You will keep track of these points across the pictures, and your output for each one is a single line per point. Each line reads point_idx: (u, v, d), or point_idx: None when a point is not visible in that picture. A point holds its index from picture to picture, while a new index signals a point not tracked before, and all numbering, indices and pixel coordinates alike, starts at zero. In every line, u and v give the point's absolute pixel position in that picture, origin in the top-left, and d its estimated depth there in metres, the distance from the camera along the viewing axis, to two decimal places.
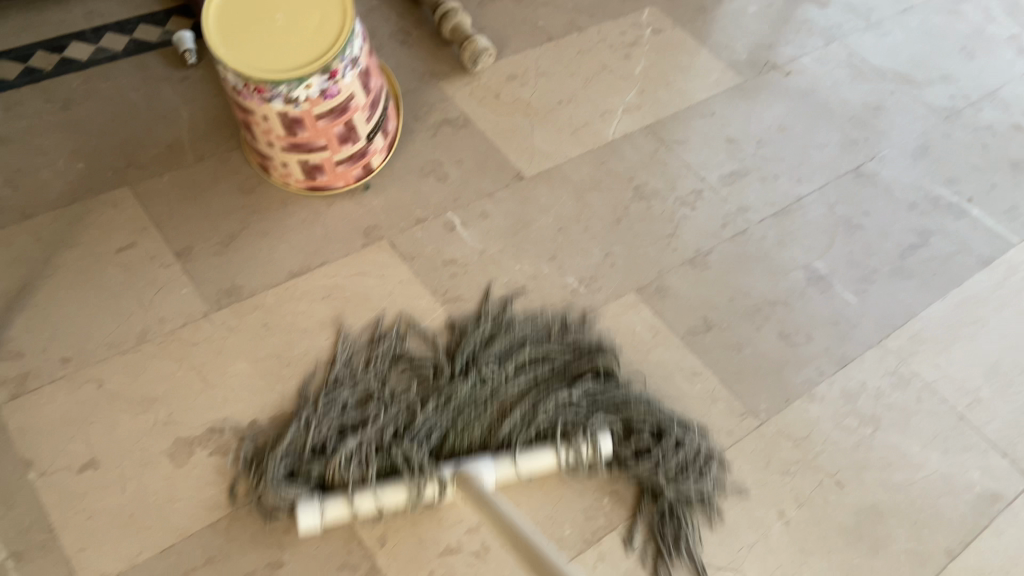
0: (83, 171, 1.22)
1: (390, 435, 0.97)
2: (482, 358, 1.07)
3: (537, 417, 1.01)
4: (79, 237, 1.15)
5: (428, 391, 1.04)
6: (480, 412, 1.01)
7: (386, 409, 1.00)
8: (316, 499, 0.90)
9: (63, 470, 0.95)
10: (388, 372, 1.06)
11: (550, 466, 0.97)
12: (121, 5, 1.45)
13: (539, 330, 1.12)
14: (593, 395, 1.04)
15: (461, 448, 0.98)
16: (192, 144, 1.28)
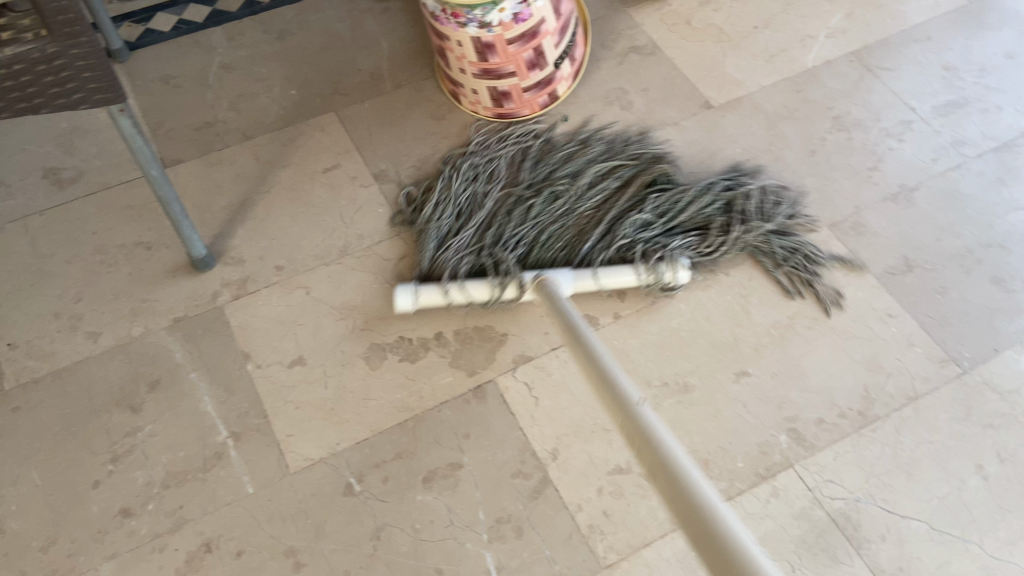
0: (296, 97, 1.33)
1: (486, 243, 1.11)
2: (559, 174, 1.17)
3: (616, 233, 1.10)
4: (290, 158, 1.25)
5: (517, 198, 1.16)
6: (562, 227, 1.12)
7: (481, 216, 1.14)
8: (418, 293, 1.05)
9: (275, 365, 1.05)
10: (476, 177, 1.19)
11: (630, 283, 1.06)
12: None
13: (608, 148, 1.20)
14: (664, 206, 1.13)
15: (547, 258, 1.10)
16: (391, 73, 1.34)
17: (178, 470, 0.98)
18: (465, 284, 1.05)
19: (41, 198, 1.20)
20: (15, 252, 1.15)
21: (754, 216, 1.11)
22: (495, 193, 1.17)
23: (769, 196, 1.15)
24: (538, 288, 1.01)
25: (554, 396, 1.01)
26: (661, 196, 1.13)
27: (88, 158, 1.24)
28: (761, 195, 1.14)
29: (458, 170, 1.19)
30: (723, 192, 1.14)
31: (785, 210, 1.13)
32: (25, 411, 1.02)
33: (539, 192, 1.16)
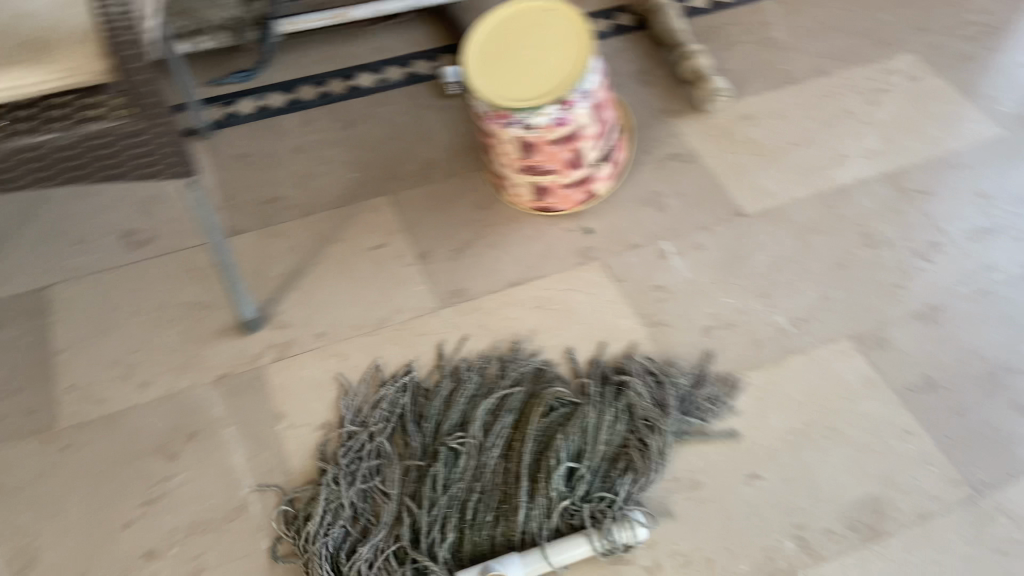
0: (355, 179, 1.44)
1: (402, 544, 1.00)
2: (447, 427, 1.09)
3: (544, 491, 1.02)
4: (342, 235, 1.35)
5: (415, 477, 1.06)
6: (485, 497, 1.03)
7: (386, 515, 1.02)
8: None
9: (305, 426, 1.11)
10: (357, 460, 1.07)
11: (586, 552, 0.98)
12: (402, 42, 1.68)
13: (484, 381, 1.14)
14: (573, 439, 1.06)
15: (483, 539, 1.00)
16: (444, 162, 1.45)
17: (203, 519, 1.03)
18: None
19: (116, 255, 1.31)
20: (85, 301, 1.25)
21: (661, 413, 1.07)
22: (391, 467, 1.06)
23: (664, 400, 1.09)
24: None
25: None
26: (567, 437, 1.06)
27: (162, 223, 1.36)
28: (657, 383, 1.11)
29: (354, 437, 1.09)
30: (621, 402, 1.09)
31: (686, 381, 1.11)
32: (71, 450, 1.09)
33: (435, 456, 1.07)
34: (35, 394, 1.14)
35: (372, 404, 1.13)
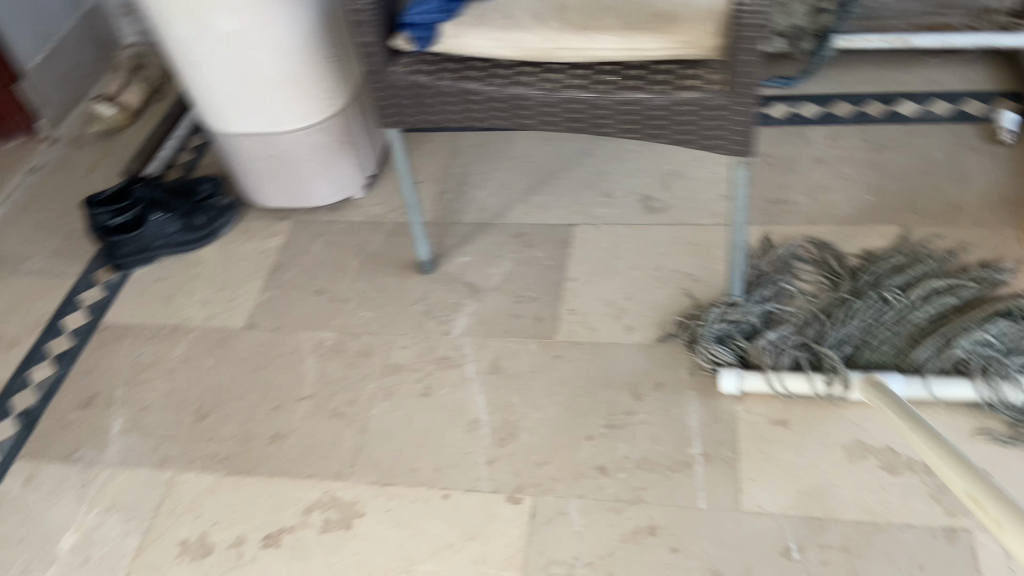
0: (869, 202, 1.43)
1: (807, 338, 1.18)
2: (892, 283, 1.23)
3: (949, 349, 1.13)
4: (843, 250, 1.34)
5: (836, 301, 1.23)
6: (893, 335, 1.17)
7: (801, 314, 1.22)
8: (743, 375, 1.15)
9: (761, 416, 1.14)
10: (784, 282, 1.27)
11: (968, 397, 1.09)
12: (957, 80, 1.63)
13: (943, 271, 1.25)
14: (1002, 330, 1.13)
15: (877, 359, 1.16)
16: (974, 209, 1.37)
17: (653, 460, 1.11)
18: (793, 377, 1.14)
19: (633, 214, 1.48)
20: (599, 244, 1.43)
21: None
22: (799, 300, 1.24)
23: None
24: (868, 387, 1.05)
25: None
26: (1009, 322, 1.14)
27: (677, 198, 1.49)
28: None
29: (771, 278, 1.28)
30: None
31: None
32: (561, 360, 1.25)
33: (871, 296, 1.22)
34: (545, 304, 1.34)
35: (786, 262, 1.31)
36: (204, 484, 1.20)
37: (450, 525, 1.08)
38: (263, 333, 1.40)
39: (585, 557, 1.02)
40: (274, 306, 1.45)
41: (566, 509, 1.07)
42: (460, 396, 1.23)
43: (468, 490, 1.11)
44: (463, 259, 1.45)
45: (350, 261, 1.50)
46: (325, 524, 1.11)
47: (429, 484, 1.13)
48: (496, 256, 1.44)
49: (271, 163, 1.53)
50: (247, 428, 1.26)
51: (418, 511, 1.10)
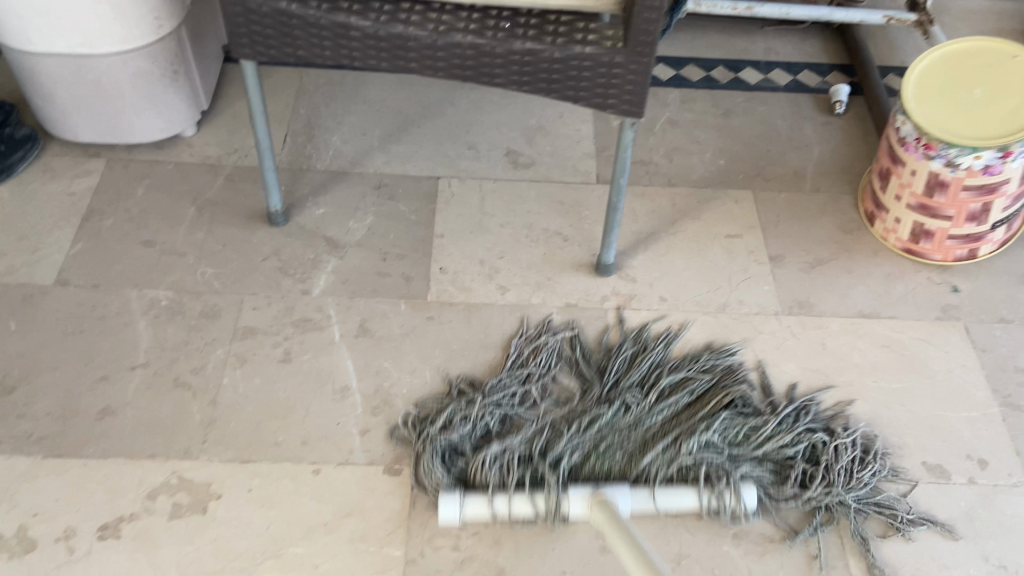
0: (722, 166, 1.47)
1: (535, 448, 1.03)
2: (628, 383, 1.12)
3: (681, 453, 1.03)
4: (701, 214, 1.38)
5: (574, 407, 1.09)
6: (623, 435, 1.06)
7: (535, 420, 1.07)
8: (462, 502, 0.97)
9: None
10: (521, 379, 1.12)
11: (690, 505, 1.00)
12: (794, 51, 1.73)
13: (674, 360, 1.16)
14: (739, 429, 1.07)
15: (602, 468, 1.03)
16: (813, 176, 1.46)
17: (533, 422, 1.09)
18: (514, 497, 0.98)
19: (498, 169, 1.43)
20: (466, 201, 1.37)
21: (839, 479, 1.03)
22: (546, 404, 1.10)
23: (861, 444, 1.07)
24: (596, 504, 0.94)
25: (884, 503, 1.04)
26: (734, 418, 1.08)
27: (543, 154, 1.46)
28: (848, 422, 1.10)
29: (510, 373, 1.12)
30: (812, 437, 1.06)
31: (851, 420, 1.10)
32: (434, 323, 1.19)
33: (607, 400, 1.10)
34: (414, 264, 1.27)
35: (540, 353, 1.15)
36: (16, 469, 1.01)
37: (324, 503, 1.00)
38: (78, 291, 1.19)
39: (471, 528, 0.99)
40: (91, 256, 1.24)
41: (448, 479, 1.03)
42: (326, 363, 1.14)
43: (341, 463, 1.03)
44: (319, 212, 1.34)
45: (184, 208, 1.32)
46: (174, 509, 0.98)
47: (297, 459, 1.03)
48: (356, 210, 1.34)
49: (84, 92, 1.30)
50: (66, 403, 1.07)
51: (286, 490, 1.00)
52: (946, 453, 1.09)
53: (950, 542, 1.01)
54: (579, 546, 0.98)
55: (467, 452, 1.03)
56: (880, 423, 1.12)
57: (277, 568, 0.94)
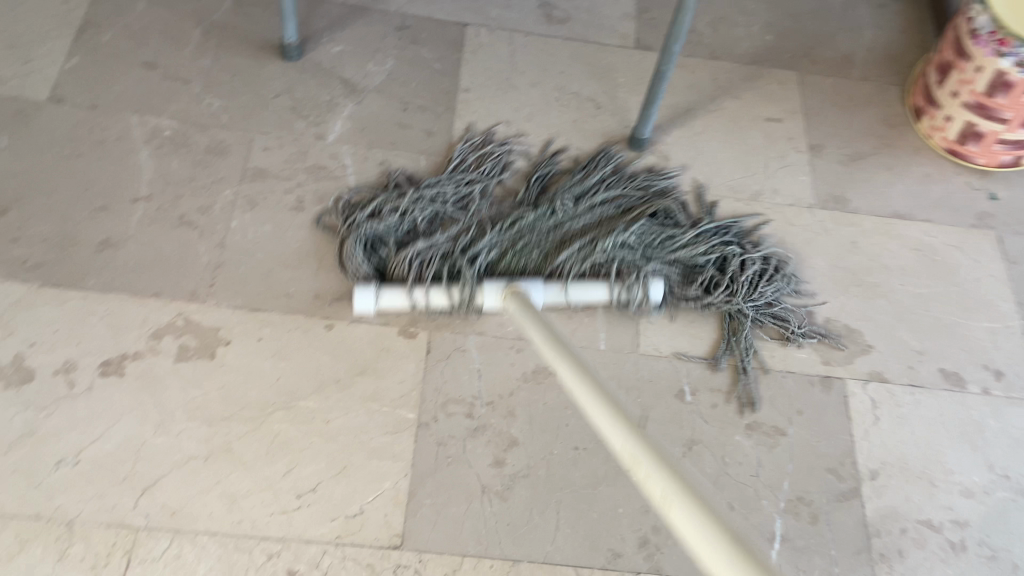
0: (769, 42, 1.36)
1: (455, 245, 1.03)
2: (562, 191, 1.10)
3: (597, 245, 1.04)
4: (743, 93, 1.29)
5: (495, 211, 1.08)
6: (542, 234, 1.06)
7: (460, 217, 1.07)
8: (381, 294, 0.99)
9: None
10: (442, 183, 1.09)
11: (601, 299, 1.04)
12: None
13: (607, 169, 1.14)
14: (655, 233, 1.07)
15: (516, 266, 1.04)
16: (863, 63, 1.37)
17: None
18: (432, 291, 0.99)
19: (531, 21, 1.32)
20: (495, 52, 1.27)
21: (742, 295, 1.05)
22: (471, 203, 1.08)
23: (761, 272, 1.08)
24: (510, 297, 0.95)
25: (895, 406, 1.04)
26: (653, 224, 1.08)
27: (579, 10, 1.35)
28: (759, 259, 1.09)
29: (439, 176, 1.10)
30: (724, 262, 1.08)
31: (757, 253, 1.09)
32: None
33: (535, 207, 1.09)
34: (435, 117, 1.18)
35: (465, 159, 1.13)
36: (10, 296, 0.95)
37: (335, 359, 0.97)
38: (75, 112, 1.09)
39: (486, 398, 0.97)
40: (85, 75, 1.13)
41: (464, 346, 1.00)
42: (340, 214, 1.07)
43: (354, 321, 1.00)
44: (335, 49, 1.22)
45: (188, 30, 1.20)
46: (180, 352, 0.94)
47: (309, 313, 0.99)
48: (376, 50, 1.23)
49: None
50: (63, 230, 1.00)
51: (296, 343, 0.97)
52: (963, 361, 1.09)
53: (963, 447, 1.02)
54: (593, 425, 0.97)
55: (389, 245, 1.03)
56: (901, 326, 1.11)
57: (287, 421, 0.92)
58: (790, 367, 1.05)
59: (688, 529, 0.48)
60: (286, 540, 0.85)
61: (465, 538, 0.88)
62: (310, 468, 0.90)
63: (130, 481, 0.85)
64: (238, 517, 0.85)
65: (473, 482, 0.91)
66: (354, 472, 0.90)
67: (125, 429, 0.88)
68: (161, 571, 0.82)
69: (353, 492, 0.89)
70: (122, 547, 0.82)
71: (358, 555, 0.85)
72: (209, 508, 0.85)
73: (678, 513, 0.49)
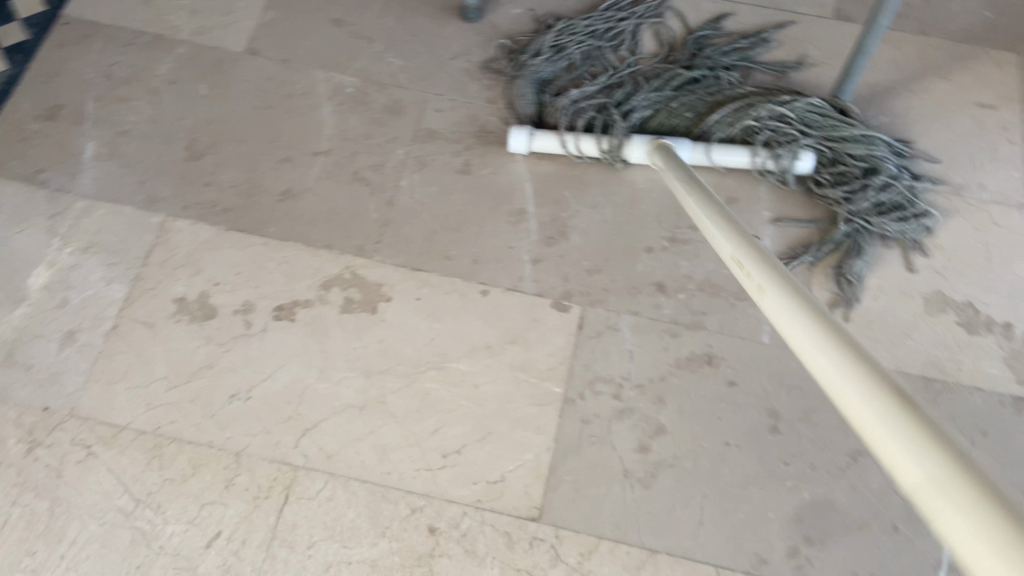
0: (990, 19, 1.21)
1: (612, 101, 1.11)
2: (718, 63, 1.15)
3: (746, 113, 1.07)
4: (952, 75, 1.16)
5: (650, 73, 1.14)
6: (695, 99, 1.11)
7: (623, 78, 1.14)
8: (534, 136, 1.07)
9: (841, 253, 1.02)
10: (607, 46, 1.17)
11: (743, 164, 1.05)
12: None
13: (767, 43, 1.18)
14: (813, 112, 1.07)
15: (667, 125, 1.10)
16: None
17: (715, 284, 1.01)
18: (582, 138, 1.07)
19: None
20: (677, 20, 1.21)
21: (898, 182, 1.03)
22: (630, 65, 1.15)
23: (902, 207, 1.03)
24: (658, 151, 0.98)
25: None
26: (816, 106, 1.07)
27: None
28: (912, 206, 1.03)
29: (605, 36, 1.17)
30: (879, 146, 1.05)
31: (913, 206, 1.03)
32: None
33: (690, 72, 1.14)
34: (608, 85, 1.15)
35: (634, 29, 1.18)
36: (200, 236, 1.02)
37: (489, 326, 0.98)
38: (267, 65, 1.15)
39: (635, 381, 0.94)
40: (279, 30, 1.18)
41: (618, 325, 0.98)
42: (504, 180, 1.07)
43: (510, 289, 1.00)
44: (514, 12, 1.21)
45: None
46: (345, 304, 0.98)
47: (467, 277, 1.00)
48: (554, 14, 1.21)
49: None
50: (249, 178, 1.06)
51: (453, 305, 0.99)
52: None
53: None
54: (747, 421, 0.93)
55: (549, 97, 1.13)
56: None
57: (438, 381, 0.94)
58: (978, 384, 0.95)
59: (825, 367, 0.47)
60: (430, 497, 0.88)
61: (603, 520, 0.87)
62: (457, 430, 0.91)
63: (293, 421, 0.91)
64: (387, 468, 0.89)
65: (616, 465, 0.90)
66: (498, 439, 0.91)
67: (292, 371, 0.94)
68: (314, 509, 0.86)
69: (496, 459, 0.90)
70: (282, 483, 0.87)
71: (496, 521, 0.87)
72: (361, 456, 0.89)
73: (819, 356, 0.48)
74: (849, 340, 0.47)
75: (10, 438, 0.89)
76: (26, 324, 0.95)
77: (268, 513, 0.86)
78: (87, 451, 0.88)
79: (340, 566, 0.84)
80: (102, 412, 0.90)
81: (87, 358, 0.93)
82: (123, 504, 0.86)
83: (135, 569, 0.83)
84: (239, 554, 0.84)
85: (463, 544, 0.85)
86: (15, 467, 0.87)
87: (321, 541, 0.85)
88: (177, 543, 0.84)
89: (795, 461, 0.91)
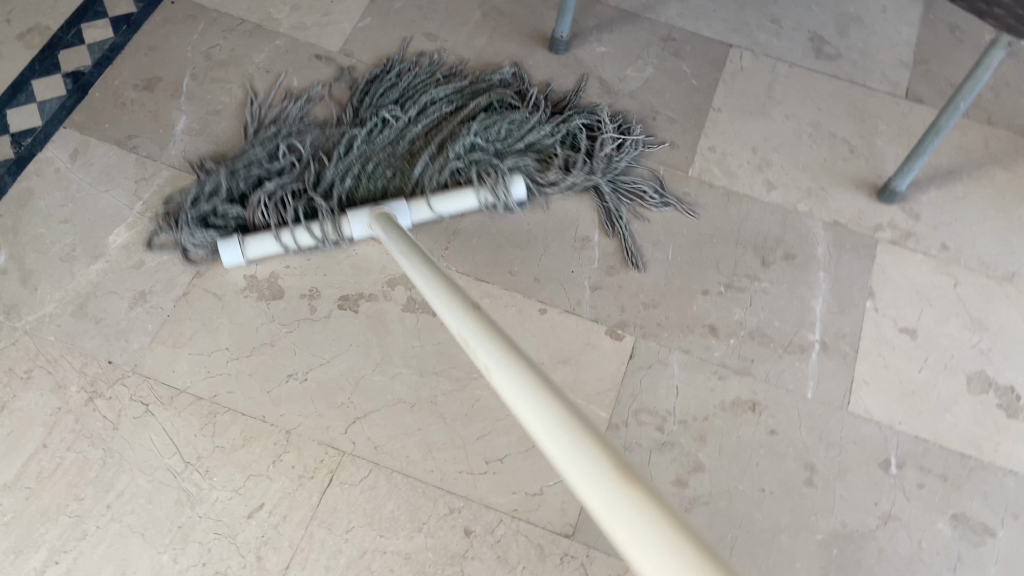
0: None
1: (307, 182, 1.03)
2: (407, 130, 1.10)
3: (448, 158, 1.07)
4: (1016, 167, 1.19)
5: (343, 149, 1.07)
6: (369, 149, 1.07)
7: (298, 167, 1.06)
8: (247, 246, 0.99)
9: (889, 320, 1.06)
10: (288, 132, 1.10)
11: (469, 208, 1.06)
12: None
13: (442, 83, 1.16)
14: (495, 129, 1.10)
15: (373, 189, 1.05)
16: None
17: (767, 334, 1.03)
18: (298, 230, 0.99)
19: (799, 53, 1.29)
20: (755, 79, 1.25)
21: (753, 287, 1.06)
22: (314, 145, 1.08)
23: (861, 260, 1.10)
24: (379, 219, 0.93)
25: None
26: (532, 118, 1.13)
27: (851, 49, 1.30)
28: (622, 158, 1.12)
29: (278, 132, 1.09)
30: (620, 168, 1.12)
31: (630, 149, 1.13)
32: (689, 199, 1.12)
33: (389, 140, 1.09)
34: (682, 130, 1.18)
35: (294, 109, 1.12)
36: None
37: (543, 343, 1.00)
38: (359, 67, 1.18)
39: (679, 417, 0.97)
40: (374, 35, 1.21)
41: (668, 360, 1.00)
42: (573, 206, 1.10)
43: (567, 311, 1.02)
44: (600, 49, 1.25)
45: (469, 9, 1.26)
46: (408, 302, 1.00)
47: (527, 293, 1.03)
48: (640, 57, 1.25)
49: None
50: None
51: (511, 319, 1.01)
52: None
53: None
54: (785, 471, 0.95)
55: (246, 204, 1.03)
56: None
57: (489, 389, 0.96)
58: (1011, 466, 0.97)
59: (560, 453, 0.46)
60: (468, 500, 0.89)
61: None
62: (502, 439, 0.93)
63: (345, 408, 0.93)
64: (430, 466, 0.91)
65: None
66: (540, 453, 0.92)
67: (349, 360, 0.96)
68: (356, 495, 0.89)
69: (537, 472, 0.91)
70: (327, 466, 0.90)
71: (530, 533, 0.88)
72: (406, 451, 0.91)
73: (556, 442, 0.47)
74: (560, 398, 0.50)
75: (73, 385, 0.91)
76: (103, 279, 0.98)
77: (312, 492, 0.88)
78: (144, 408, 0.91)
79: (376, 555, 0.86)
80: (164, 373, 0.93)
81: (157, 319, 0.96)
82: (173, 464, 0.88)
83: (178, 528, 0.85)
84: (279, 528, 0.86)
85: (496, 550, 0.87)
86: (74, 414, 0.90)
87: (359, 527, 0.87)
88: (221, 509, 0.86)
89: (829, 516, 0.93)
